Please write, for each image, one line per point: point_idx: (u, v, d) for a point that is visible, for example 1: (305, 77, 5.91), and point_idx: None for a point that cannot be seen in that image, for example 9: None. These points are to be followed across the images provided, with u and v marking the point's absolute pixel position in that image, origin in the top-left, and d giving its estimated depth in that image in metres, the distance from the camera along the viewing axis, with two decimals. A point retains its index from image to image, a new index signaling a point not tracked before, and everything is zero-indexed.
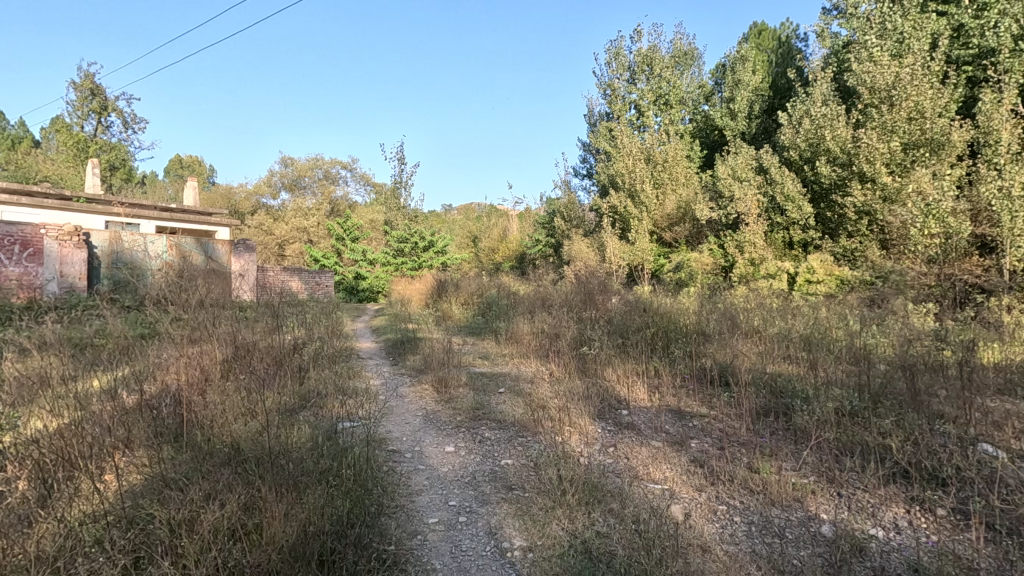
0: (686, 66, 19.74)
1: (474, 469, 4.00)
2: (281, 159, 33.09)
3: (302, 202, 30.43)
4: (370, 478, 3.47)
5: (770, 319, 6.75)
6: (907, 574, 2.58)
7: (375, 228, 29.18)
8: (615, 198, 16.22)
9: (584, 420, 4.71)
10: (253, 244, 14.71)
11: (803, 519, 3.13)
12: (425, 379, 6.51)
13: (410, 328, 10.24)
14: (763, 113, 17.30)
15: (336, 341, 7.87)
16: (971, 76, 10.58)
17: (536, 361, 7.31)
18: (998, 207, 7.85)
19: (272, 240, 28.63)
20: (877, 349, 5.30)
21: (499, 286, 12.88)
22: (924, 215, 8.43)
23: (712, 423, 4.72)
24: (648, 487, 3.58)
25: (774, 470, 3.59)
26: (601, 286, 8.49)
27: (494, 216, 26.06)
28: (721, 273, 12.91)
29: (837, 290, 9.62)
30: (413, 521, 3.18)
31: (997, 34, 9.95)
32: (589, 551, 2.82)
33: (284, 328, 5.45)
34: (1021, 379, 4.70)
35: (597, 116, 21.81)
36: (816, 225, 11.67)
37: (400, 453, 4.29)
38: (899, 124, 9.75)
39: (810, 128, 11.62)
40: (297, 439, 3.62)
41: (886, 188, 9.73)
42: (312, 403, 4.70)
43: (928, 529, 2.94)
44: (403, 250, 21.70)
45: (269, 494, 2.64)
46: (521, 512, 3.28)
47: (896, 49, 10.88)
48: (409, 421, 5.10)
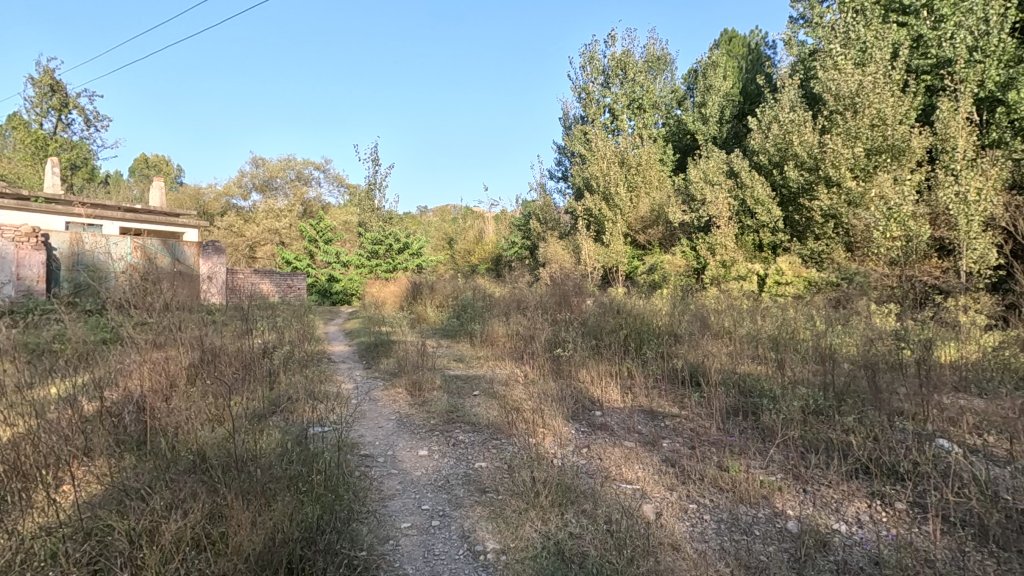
0: (659, 71, 20.06)
1: (448, 472, 3.99)
2: (253, 159, 32.51)
3: (274, 203, 29.90)
4: (341, 483, 3.42)
5: (740, 320, 6.89)
6: (868, 566, 2.66)
7: (349, 229, 28.85)
8: (590, 201, 16.38)
9: (558, 421, 4.74)
10: (222, 245, 14.30)
11: (770, 516, 3.20)
12: (399, 382, 6.45)
13: (384, 331, 10.15)
14: (734, 118, 17.69)
15: (308, 345, 7.74)
16: (930, 85, 10.97)
17: (511, 363, 7.33)
18: (954, 211, 8.18)
19: (242, 242, 28.05)
20: (842, 349, 5.45)
21: (475, 288, 12.87)
22: (886, 218, 8.81)
23: (683, 423, 4.78)
24: (620, 488, 3.62)
25: (742, 469, 3.67)
26: (575, 288, 8.56)
27: (469, 218, 26.04)
28: (693, 274, 13.11)
29: (805, 291, 9.88)
30: (385, 526, 3.15)
31: (953, 46, 10.41)
32: (562, 552, 2.84)
33: (254, 331, 5.33)
34: (975, 376, 4.91)
35: (572, 119, 21.97)
36: (784, 228, 11.93)
37: (372, 458, 4.25)
38: (862, 130, 10.11)
39: (778, 134, 11.91)
40: (266, 445, 3.55)
41: (850, 192, 10.04)
42: (283, 408, 4.63)
43: (888, 523, 3.04)
44: (377, 252, 21.52)
45: (235, 502, 2.58)
46: (495, 515, 3.28)
47: (859, 58, 11.27)
48: (382, 425, 5.05)
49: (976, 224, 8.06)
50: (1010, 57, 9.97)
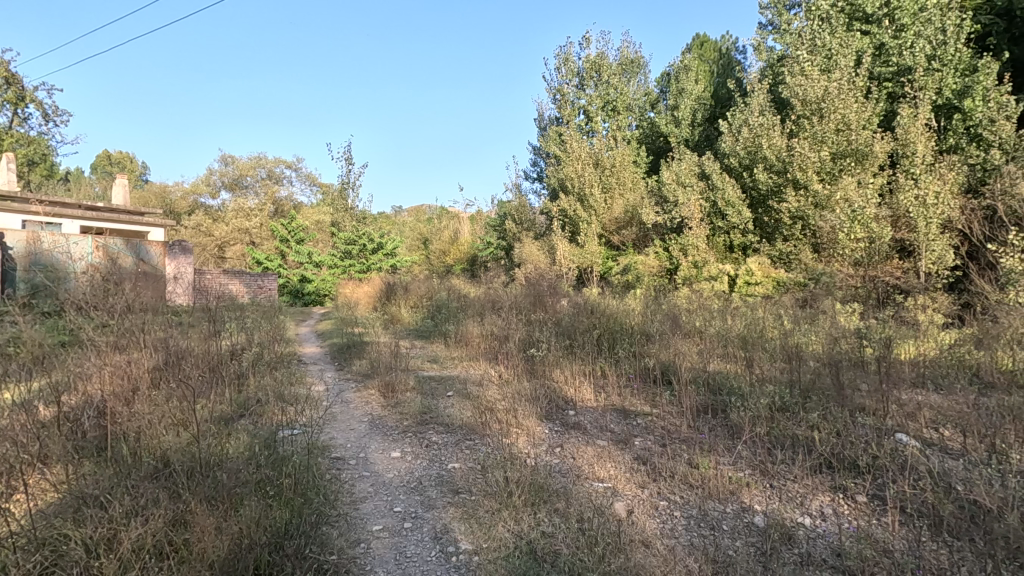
0: (633, 73, 20.31)
1: (421, 474, 3.96)
2: (221, 157, 31.78)
3: (244, 202, 29.30)
4: (311, 486, 3.37)
5: (711, 320, 7.01)
6: (831, 559, 2.74)
7: (321, 229, 28.42)
8: (565, 202, 16.49)
9: (531, 421, 4.76)
10: (189, 245, 13.91)
11: (738, 511, 3.27)
12: (372, 384, 6.38)
13: (357, 332, 10.04)
14: (705, 121, 18.02)
15: (279, 347, 7.60)
16: (891, 92, 11.32)
17: (485, 363, 7.32)
18: (914, 214, 8.47)
19: (211, 241, 27.40)
20: (807, 347, 5.60)
21: (450, 288, 12.82)
22: (850, 221, 8.99)
23: (655, 421, 4.85)
24: (592, 486, 3.64)
25: (712, 465, 3.74)
26: (550, 288, 8.60)
27: (445, 218, 25.91)
28: (666, 275, 13.29)
29: (774, 291, 10.12)
30: (356, 528, 3.12)
31: (913, 54, 10.79)
32: (534, 552, 2.85)
33: (222, 333, 5.21)
34: (932, 372, 5.10)
35: (547, 120, 22.07)
36: (754, 229, 12.17)
37: (344, 460, 4.20)
38: (828, 134, 10.39)
39: (748, 137, 12.18)
40: (233, 449, 3.47)
41: (817, 194, 10.30)
42: (252, 411, 4.53)
43: (851, 515, 3.13)
44: (350, 252, 21.26)
45: (200, 507, 2.52)
46: (468, 516, 3.27)
47: (825, 64, 11.58)
48: (354, 427, 4.99)
49: (934, 227, 8.39)
50: (965, 67, 10.39)
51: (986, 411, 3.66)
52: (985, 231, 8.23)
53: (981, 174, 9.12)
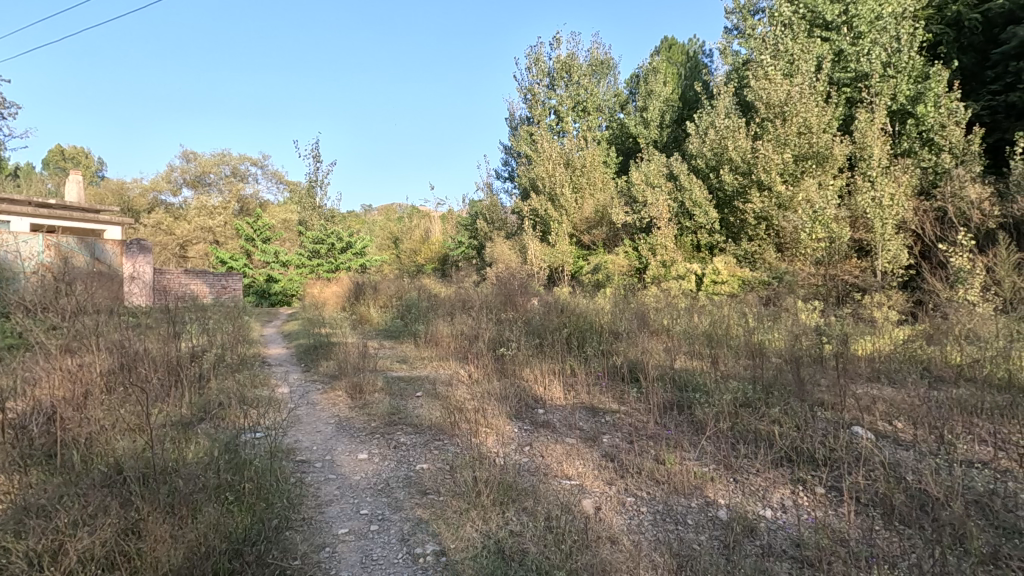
0: (603, 75, 20.54)
1: (388, 475, 3.91)
2: (183, 153, 30.81)
3: (207, 199, 28.49)
4: (274, 490, 3.29)
5: (678, 318, 7.13)
6: (790, 549, 2.81)
7: (288, 228, 27.85)
8: (536, 202, 16.53)
9: (500, 421, 4.75)
10: (149, 244, 13.35)
11: (702, 505, 3.33)
12: (339, 385, 6.27)
13: (324, 332, 9.86)
14: (673, 123, 18.32)
15: (242, 349, 7.40)
16: (850, 97, 11.70)
17: (455, 363, 7.28)
18: (871, 215, 8.81)
19: (172, 240, 26.53)
20: (770, 344, 5.76)
21: (420, 287, 12.71)
22: (811, 221, 9.37)
23: (623, 418, 4.91)
24: (560, 484, 3.66)
25: (677, 461, 3.80)
26: (521, 287, 8.61)
27: (415, 217, 25.69)
28: (635, 274, 13.45)
29: (739, 290, 10.35)
30: (321, 533, 3.05)
31: (870, 61, 11.20)
32: (502, 551, 2.85)
33: (182, 334, 5.04)
34: (886, 367, 5.30)
35: (518, 120, 22.08)
36: (720, 229, 12.41)
37: (309, 463, 4.11)
38: (791, 137, 10.70)
39: (715, 139, 12.43)
40: (192, 454, 3.36)
41: (781, 195, 10.59)
42: (214, 415, 4.39)
43: (809, 507, 3.22)
44: (318, 251, 20.83)
45: (154, 514, 2.44)
46: (436, 517, 3.24)
47: (787, 69, 11.91)
48: (321, 430, 4.90)
49: (890, 227, 8.70)
50: (917, 74, 10.84)
51: (935, 403, 3.83)
52: (936, 232, 8.62)
53: (932, 177, 9.53)
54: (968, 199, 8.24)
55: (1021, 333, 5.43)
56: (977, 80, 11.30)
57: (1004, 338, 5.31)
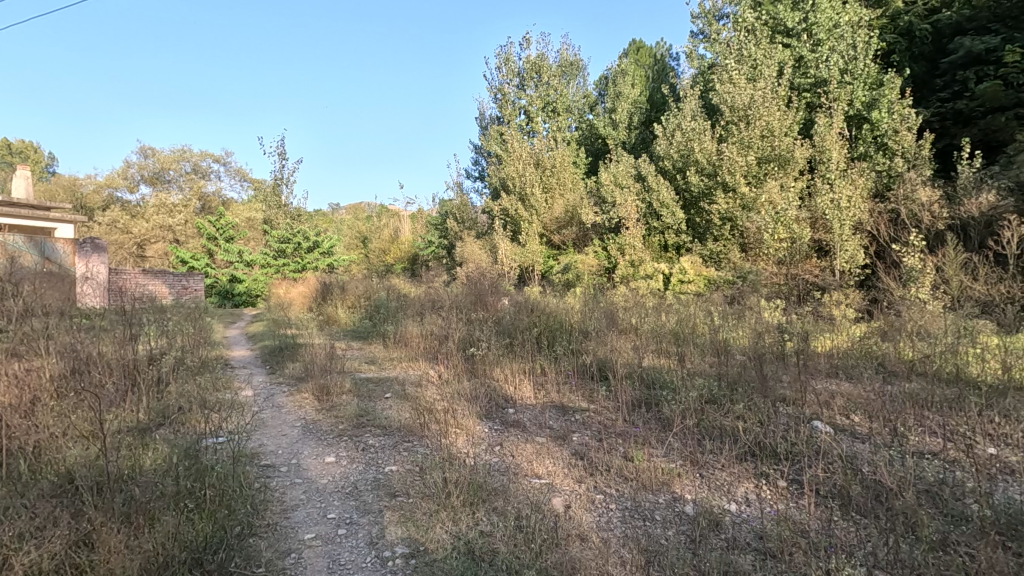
0: (572, 76, 20.72)
1: (356, 478, 3.85)
2: (140, 149, 29.73)
3: (167, 197, 27.57)
4: (237, 496, 3.19)
5: (646, 317, 7.24)
6: (754, 542, 2.89)
7: (252, 227, 27.15)
8: (506, 202, 16.54)
9: (470, 421, 4.73)
10: (102, 241, 12.68)
11: (669, 501, 3.39)
12: (305, 387, 6.15)
13: (289, 334, 9.63)
14: (641, 124, 18.63)
15: (204, 351, 7.17)
16: (809, 102, 12.07)
17: (425, 363, 7.25)
18: (830, 216, 9.15)
19: (128, 239, 25.53)
20: (735, 341, 5.92)
21: (388, 287, 12.55)
22: (774, 222, 9.69)
23: (592, 416, 4.96)
24: (531, 483, 3.67)
25: (646, 458, 3.87)
26: (491, 286, 8.60)
27: (385, 216, 25.39)
28: (605, 274, 13.59)
29: (705, 289, 10.58)
30: (287, 538, 2.98)
31: (828, 67, 11.58)
32: (472, 551, 2.84)
33: (140, 336, 4.85)
34: (844, 363, 5.50)
35: (489, 120, 22.06)
36: (687, 230, 12.62)
37: (274, 468, 4.01)
38: (754, 140, 11.00)
39: (681, 141, 12.63)
40: (149, 461, 3.22)
41: (744, 197, 10.85)
42: (174, 420, 4.23)
43: (772, 500, 3.31)
44: (284, 251, 20.17)
45: (108, 523, 2.34)
46: (405, 519, 3.20)
47: (751, 73, 12.21)
48: (286, 433, 4.80)
49: (848, 227, 9.07)
50: (873, 81, 11.25)
51: (890, 397, 3.98)
52: (890, 232, 8.99)
53: (886, 180, 9.92)
54: (919, 202, 8.63)
55: (968, 328, 5.69)
56: (928, 87, 11.85)
57: (953, 333, 5.56)
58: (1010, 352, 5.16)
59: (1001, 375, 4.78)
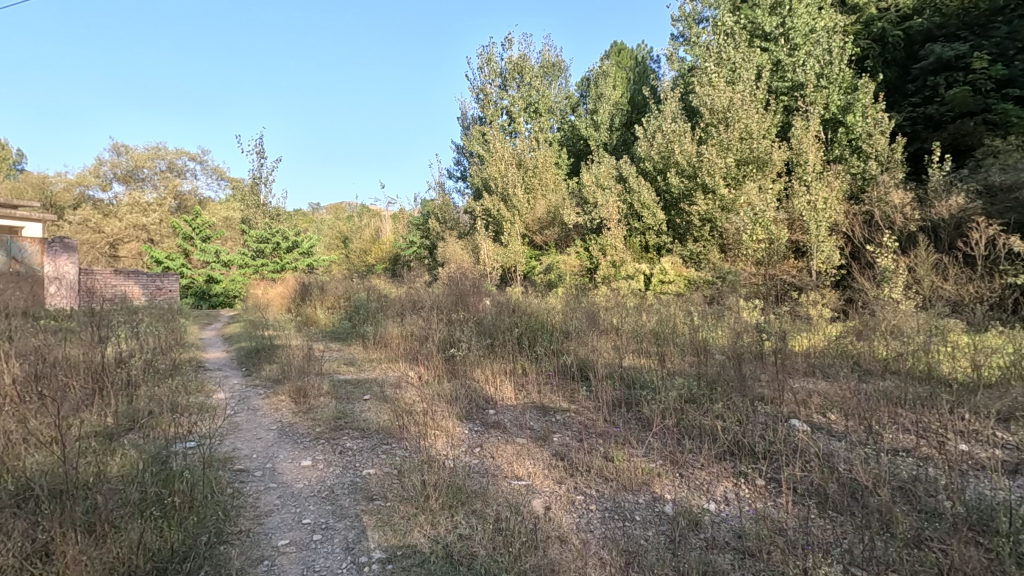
0: (554, 77, 20.78)
1: (333, 482, 3.77)
2: (113, 146, 29.07)
3: (141, 196, 26.95)
4: (207, 503, 3.10)
5: (627, 317, 7.25)
6: (733, 541, 2.89)
7: (230, 226, 26.67)
8: (488, 202, 16.48)
9: (450, 423, 4.67)
10: (73, 241, 12.14)
11: (649, 501, 3.38)
12: (282, 389, 6.03)
13: (266, 335, 9.48)
14: (622, 126, 18.77)
15: (177, 353, 6.99)
16: (787, 105, 12.23)
17: (405, 364, 7.19)
18: (807, 217, 9.31)
19: (101, 239, 24.85)
20: (714, 340, 5.96)
21: (369, 288, 12.41)
22: (752, 223, 9.87)
23: (572, 417, 4.94)
24: (511, 485, 3.64)
25: (625, 458, 3.87)
26: (473, 287, 8.55)
27: (366, 217, 25.19)
28: (587, 274, 13.63)
29: (685, 289, 10.66)
30: (260, 545, 2.90)
31: (805, 72, 11.75)
32: (451, 555, 2.79)
33: (108, 338, 4.68)
34: (821, 362, 5.59)
35: (471, 120, 22.00)
36: (667, 230, 12.69)
37: (248, 472, 3.91)
38: (733, 142, 11.13)
39: (662, 143, 12.68)
40: (114, 468, 3.11)
41: (724, 198, 10.93)
42: (144, 424, 4.05)
43: (750, 499, 3.32)
44: (262, 251, 19.83)
45: (68, 533, 2.24)
46: (382, 523, 3.15)
47: (729, 76, 12.34)
48: (262, 436, 4.69)
49: (824, 229, 9.25)
50: (848, 86, 11.45)
51: (864, 395, 4.05)
52: (865, 233, 9.18)
53: (861, 182, 10.11)
54: (892, 204, 8.83)
55: (939, 327, 5.80)
56: (899, 92, 12.10)
57: (924, 332, 5.66)
58: (978, 350, 5.27)
59: (970, 372, 4.89)
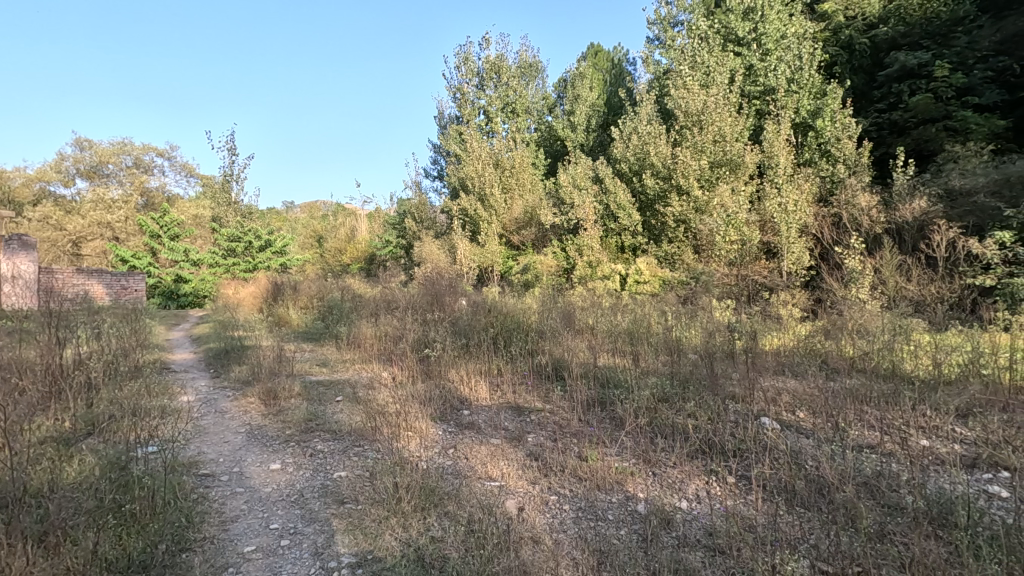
0: (531, 77, 20.82)
1: (302, 486, 3.69)
2: (76, 141, 28.11)
3: (105, 192, 26.07)
4: (169, 509, 2.99)
5: (603, 317, 7.28)
6: (704, 539, 2.91)
7: (200, 225, 26.02)
8: (465, 201, 16.40)
9: (423, 423, 4.62)
10: (32, 240, 11.75)
11: (623, 500, 3.39)
12: (251, 391, 5.88)
13: (236, 335, 9.28)
14: (599, 127, 18.90)
15: (141, 354, 6.78)
16: (759, 109, 12.44)
17: (378, 365, 7.09)
18: (778, 220, 9.54)
19: (63, 237, 23.98)
20: (687, 340, 6.03)
21: (343, 288, 12.23)
22: (725, 224, 10.04)
23: (547, 417, 4.94)
24: (484, 486, 3.61)
25: (599, 457, 3.87)
26: (448, 287, 8.47)
27: (341, 216, 24.87)
28: (563, 275, 13.67)
29: (659, 289, 10.78)
30: (224, 552, 2.81)
31: (776, 76, 11.98)
32: (422, 558, 2.75)
33: (67, 340, 4.49)
34: (790, 360, 5.69)
35: (448, 119, 21.89)
36: (643, 232, 12.78)
37: (214, 477, 3.80)
38: (707, 145, 11.29)
39: (638, 145, 12.78)
40: (70, 475, 2.98)
41: (698, 200, 11.05)
42: (103, 429, 3.90)
43: (721, 496, 3.35)
44: (233, 250, 19.40)
45: (17, 543, 2.13)
46: (352, 526, 3.09)
47: (703, 79, 12.52)
48: (229, 439, 4.56)
49: (794, 231, 9.49)
50: (817, 91, 11.71)
51: (831, 393, 4.13)
52: (833, 235, 9.43)
53: (830, 185, 10.34)
54: (859, 207, 9.06)
55: (902, 327, 5.96)
56: (866, 98, 12.43)
57: (889, 331, 5.79)
58: (939, 349, 5.42)
59: (932, 370, 5.05)
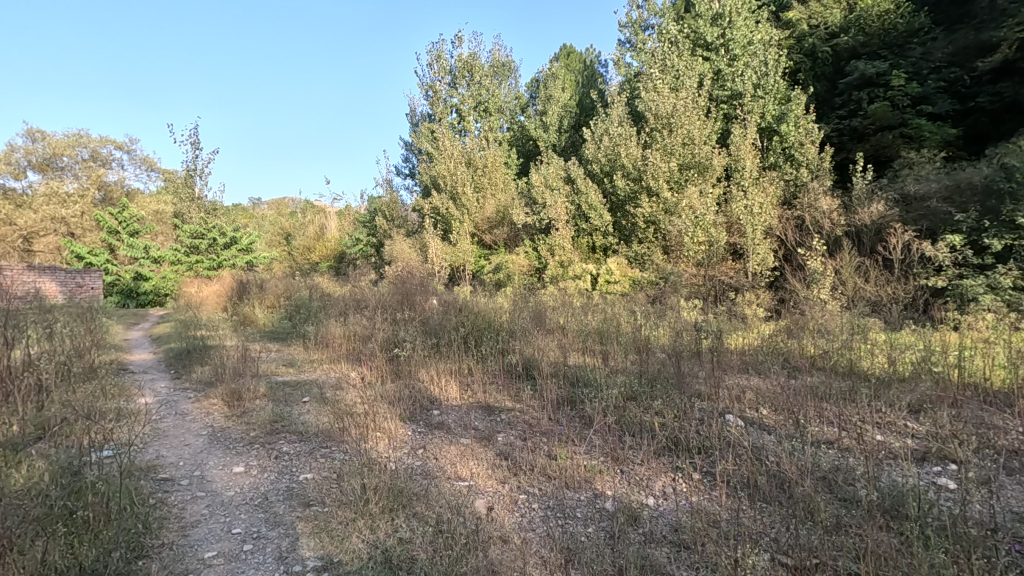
0: (504, 77, 20.81)
1: (267, 488, 3.61)
2: (27, 131, 26.88)
3: (60, 185, 24.98)
4: (125, 515, 2.89)
5: (573, 316, 7.33)
6: (670, 535, 2.96)
7: (161, 221, 25.19)
8: (437, 200, 16.30)
9: (392, 424, 4.56)
10: None
11: (591, 498, 3.42)
12: (214, 392, 5.71)
13: (199, 335, 9.00)
14: (571, 128, 19.03)
15: (96, 355, 6.51)
16: (726, 113, 12.71)
17: (347, 365, 6.98)
18: (744, 222, 9.78)
19: (12, 232, 22.86)
20: (655, 338, 6.12)
21: (311, 286, 12.00)
22: (694, 225, 10.23)
23: (518, 416, 4.95)
24: (454, 486, 3.60)
25: (568, 456, 3.90)
26: (419, 286, 8.40)
27: (310, 214, 24.41)
28: (535, 274, 13.70)
29: (629, 288, 10.92)
30: (183, 559, 2.73)
31: (743, 81, 12.26)
32: (389, 560, 2.72)
33: (16, 340, 4.30)
34: (753, 359, 5.83)
35: (420, 117, 21.71)
36: (613, 232, 12.90)
37: (173, 481, 3.69)
38: (676, 147, 11.48)
39: (609, 146, 12.92)
40: (17, 481, 2.85)
41: (667, 201, 11.21)
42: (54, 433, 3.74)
43: (687, 493, 3.42)
44: (197, 247, 18.83)
45: None
46: (318, 529, 3.04)
47: (673, 83, 12.73)
48: (190, 442, 4.43)
49: (759, 232, 9.75)
50: (782, 97, 12.02)
51: (793, 391, 4.25)
52: (796, 237, 9.71)
53: (793, 188, 10.63)
54: (821, 210, 9.34)
55: (859, 326, 6.18)
56: (828, 105, 12.83)
57: (847, 330, 5.99)
58: (894, 347, 5.64)
59: (887, 367, 5.25)
